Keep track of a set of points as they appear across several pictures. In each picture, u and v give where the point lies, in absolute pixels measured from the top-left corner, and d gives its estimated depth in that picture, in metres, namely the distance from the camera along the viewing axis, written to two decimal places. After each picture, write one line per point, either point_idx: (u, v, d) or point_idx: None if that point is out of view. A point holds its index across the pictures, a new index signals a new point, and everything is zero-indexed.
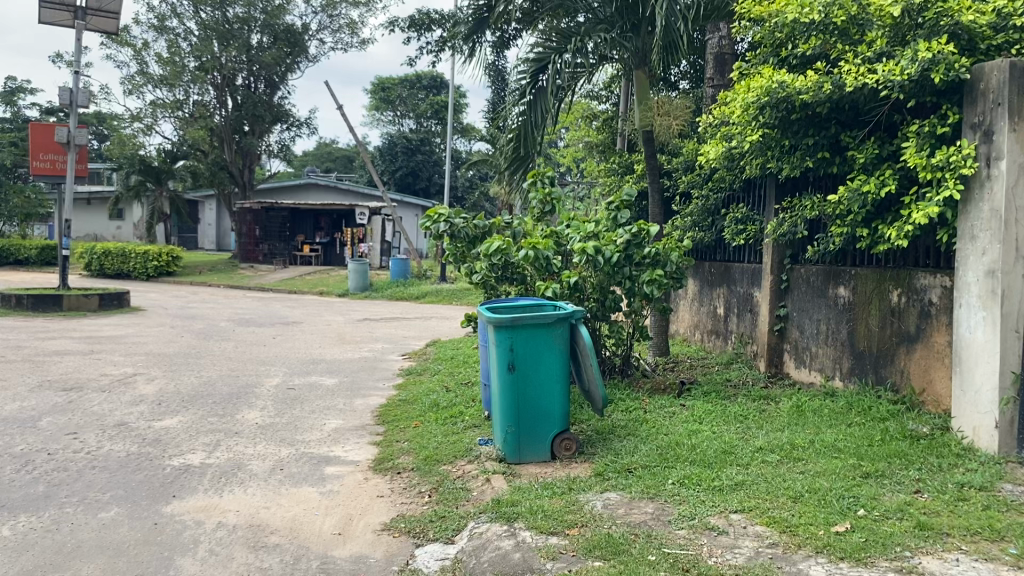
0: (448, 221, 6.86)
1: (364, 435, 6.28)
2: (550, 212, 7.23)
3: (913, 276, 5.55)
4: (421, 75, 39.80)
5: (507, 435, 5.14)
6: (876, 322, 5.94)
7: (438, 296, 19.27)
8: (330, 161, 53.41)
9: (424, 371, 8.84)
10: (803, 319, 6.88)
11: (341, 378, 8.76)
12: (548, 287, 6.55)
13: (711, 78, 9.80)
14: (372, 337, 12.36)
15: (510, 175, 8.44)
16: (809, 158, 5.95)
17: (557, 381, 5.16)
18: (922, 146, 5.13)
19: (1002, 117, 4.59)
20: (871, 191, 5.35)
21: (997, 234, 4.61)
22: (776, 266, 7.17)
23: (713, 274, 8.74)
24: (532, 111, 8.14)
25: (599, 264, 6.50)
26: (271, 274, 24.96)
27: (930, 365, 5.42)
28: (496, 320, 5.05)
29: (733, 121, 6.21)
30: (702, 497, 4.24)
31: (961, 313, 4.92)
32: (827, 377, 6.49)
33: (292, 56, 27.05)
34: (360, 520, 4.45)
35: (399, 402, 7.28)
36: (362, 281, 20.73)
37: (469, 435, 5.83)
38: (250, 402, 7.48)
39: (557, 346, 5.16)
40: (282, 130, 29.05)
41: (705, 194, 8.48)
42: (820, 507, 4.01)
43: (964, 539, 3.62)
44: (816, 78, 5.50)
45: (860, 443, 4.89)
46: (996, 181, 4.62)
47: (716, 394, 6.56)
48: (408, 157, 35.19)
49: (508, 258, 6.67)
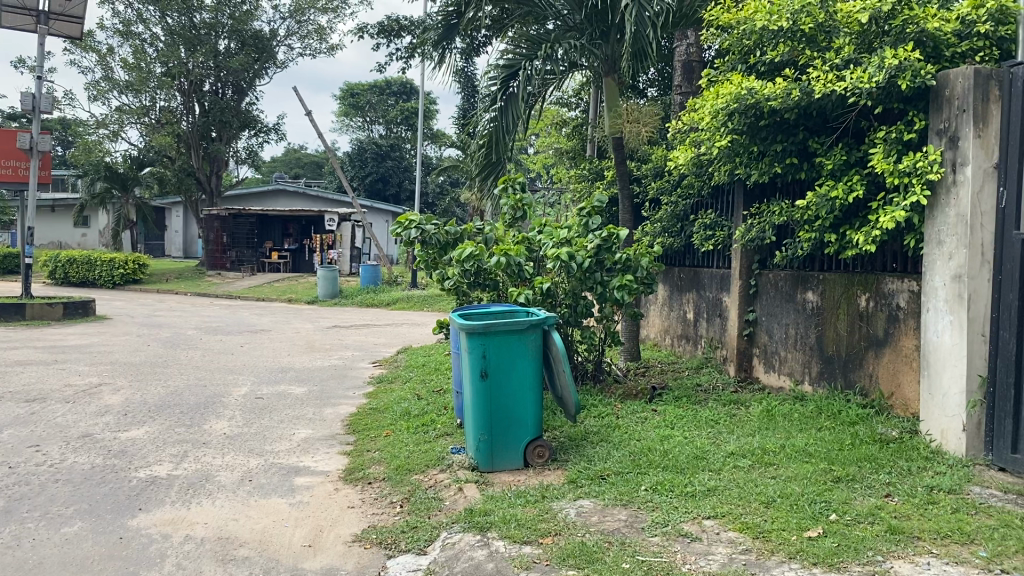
0: (419, 227, 6.80)
1: (334, 444, 6.21)
2: (522, 218, 7.24)
3: (880, 281, 5.60)
4: (391, 81, 39.71)
5: (480, 443, 5.10)
6: (844, 326, 5.99)
7: (409, 302, 19.19)
8: (299, 167, 53.06)
9: (395, 379, 8.78)
10: (772, 323, 6.92)
11: (310, 386, 8.68)
12: (520, 292, 6.53)
13: (680, 85, 9.89)
14: (342, 345, 12.25)
15: (482, 181, 8.41)
16: (777, 164, 5.95)
17: (530, 387, 5.14)
18: (889, 152, 5.18)
19: (967, 123, 4.66)
20: (839, 197, 5.40)
21: (963, 239, 4.67)
22: (745, 271, 7.21)
23: (683, 280, 8.78)
24: (503, 117, 8.10)
25: (572, 269, 6.46)
26: (239, 281, 24.71)
27: (898, 369, 5.47)
28: (469, 327, 5.01)
29: (702, 127, 6.23)
30: (675, 503, 4.23)
31: (928, 317, 4.97)
32: (797, 382, 6.54)
33: (260, 62, 26.88)
34: (331, 532, 4.40)
35: (369, 411, 7.21)
36: (332, 288, 20.59)
37: (440, 443, 5.79)
38: (218, 412, 7.37)
39: (530, 352, 5.15)
40: (250, 135, 28.86)
41: (674, 199, 8.52)
42: (793, 512, 4.02)
43: (934, 542, 3.64)
44: (784, 84, 5.54)
45: (831, 447, 4.91)
46: (962, 187, 4.68)
47: (687, 398, 6.57)
48: (378, 163, 35.05)
49: (480, 264, 6.65)
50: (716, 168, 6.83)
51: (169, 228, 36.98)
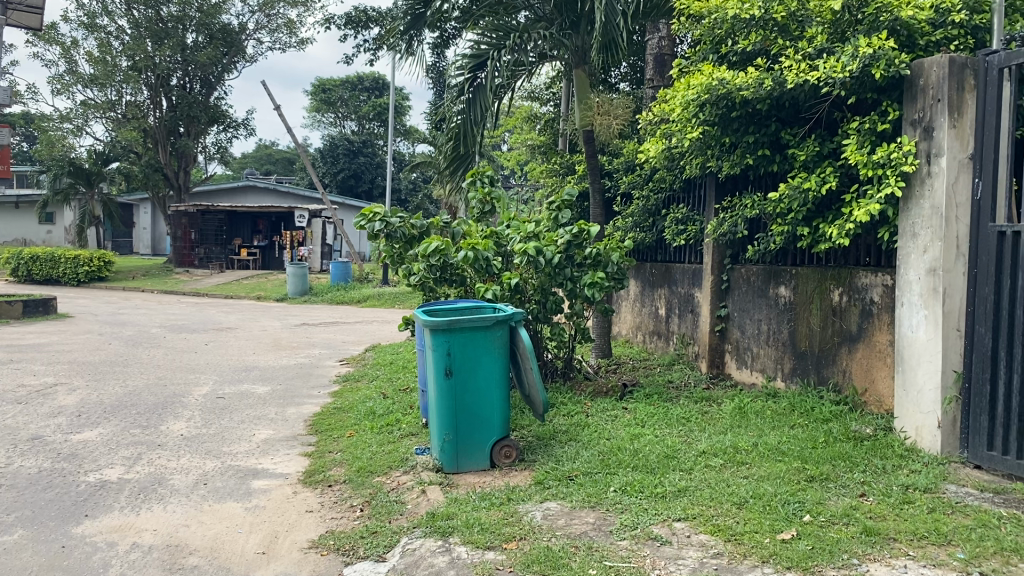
0: (383, 220, 6.57)
1: (295, 446, 6.01)
2: (490, 212, 7.05)
3: (854, 276, 5.50)
4: (363, 77, 39.35)
5: (445, 443, 4.92)
6: (817, 321, 5.89)
7: (380, 299, 18.96)
8: (270, 163, 52.47)
9: (362, 377, 8.58)
10: (744, 319, 6.81)
11: (274, 385, 8.46)
12: (487, 289, 6.31)
13: (651, 78, 9.76)
14: (309, 343, 12.01)
15: (450, 174, 8.26)
16: (749, 156, 5.82)
17: (496, 385, 4.98)
18: (863, 143, 5.07)
19: (942, 114, 4.56)
20: (812, 189, 5.28)
21: (938, 232, 4.57)
22: (716, 266, 7.09)
23: (655, 275, 8.65)
24: (471, 109, 7.95)
25: (540, 265, 6.31)
26: (208, 278, 24.31)
27: (872, 365, 5.36)
28: (432, 324, 4.83)
29: (673, 119, 6.09)
30: (644, 505, 4.08)
31: (903, 312, 4.86)
32: (769, 378, 6.43)
33: (229, 56, 26.49)
34: (287, 538, 4.21)
35: (333, 410, 7.01)
36: (302, 285, 20.30)
37: (405, 444, 5.60)
38: (177, 413, 7.13)
39: (497, 349, 5.00)
40: (219, 131, 28.45)
41: (646, 194, 8.38)
42: (766, 513, 3.89)
43: (911, 544, 3.53)
44: (756, 74, 5.40)
45: (804, 445, 4.79)
46: (936, 178, 4.58)
47: (658, 396, 6.44)
48: (350, 160, 34.70)
49: (447, 259, 6.47)
50: (688, 161, 6.70)
51: (137, 225, 36.36)
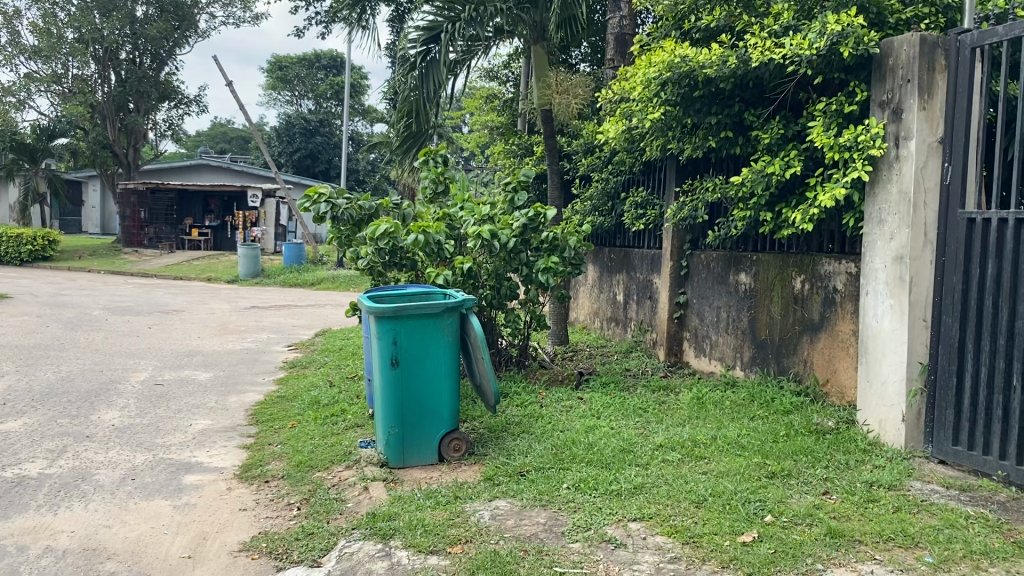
0: (329, 201, 6.24)
1: (233, 437, 5.69)
2: (444, 193, 6.77)
3: (817, 263, 5.32)
4: (320, 55, 38.61)
5: (390, 436, 4.66)
6: (778, 309, 5.71)
7: (334, 282, 18.55)
8: (224, 142, 51.37)
9: (309, 364, 8.26)
10: (703, 306, 6.63)
11: (216, 372, 8.11)
12: (439, 274, 6.01)
13: (612, 58, 9.50)
14: (257, 327, 11.62)
15: (404, 155, 7.96)
16: (711, 138, 5.60)
17: (445, 376, 4.72)
18: (829, 125, 4.88)
19: (911, 95, 4.36)
20: (776, 173, 5.08)
21: (905, 219, 4.39)
22: (675, 252, 6.89)
23: (614, 260, 8.44)
24: (424, 83, 7.57)
25: (494, 249, 6.03)
26: (157, 259, 23.65)
27: (834, 356, 5.18)
28: (377, 310, 4.54)
29: (633, 98, 5.85)
30: (598, 503, 3.85)
31: (868, 301, 4.69)
32: (728, 367, 6.26)
33: (181, 30, 25.72)
34: (216, 539, 3.91)
35: (276, 399, 6.70)
36: (254, 267, 19.81)
37: (348, 437, 5.32)
38: (110, 401, 6.76)
39: (447, 338, 4.73)
40: (170, 107, 27.62)
41: (605, 176, 8.15)
42: (726, 512, 3.69)
43: (876, 547, 3.35)
44: (720, 52, 5.18)
45: (764, 439, 4.60)
46: (905, 162, 4.40)
47: (615, 385, 6.23)
48: (307, 139, 34.00)
49: (396, 243, 6.18)
50: (648, 142, 6.47)
51: (85, 203, 35.33)
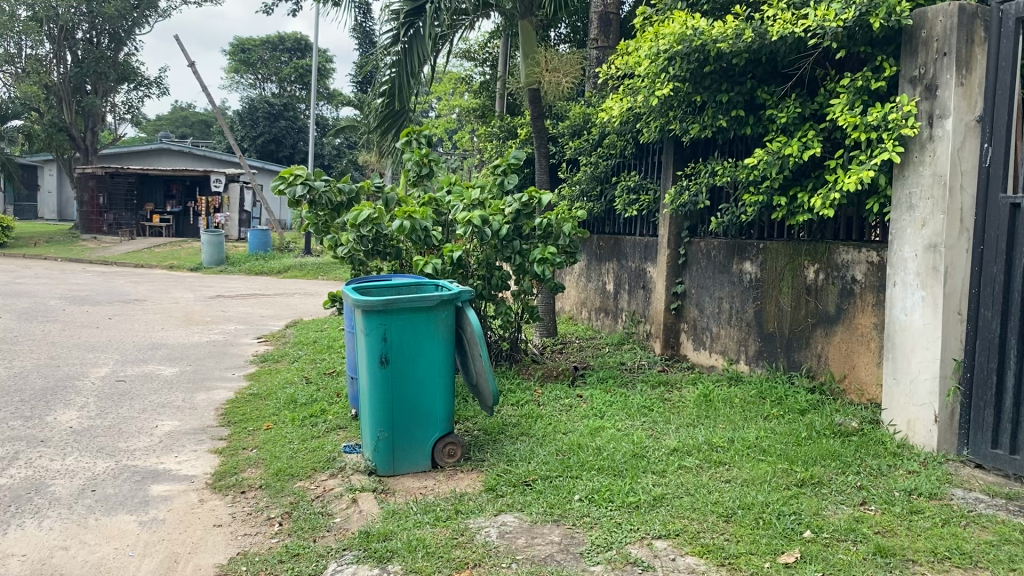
0: (306, 183, 5.70)
1: (203, 441, 5.23)
2: (428, 175, 6.34)
3: (832, 250, 4.98)
4: (284, 37, 37.73)
5: (380, 441, 4.24)
6: (788, 301, 5.37)
7: (302, 270, 17.99)
8: (185, 126, 50.17)
9: (282, 358, 7.80)
10: (702, 296, 6.29)
11: (183, 367, 7.61)
12: (427, 262, 5.60)
13: (596, 38, 9.02)
14: (223, 318, 11.09)
15: (381, 136, 7.52)
16: (721, 118, 5.24)
17: (440, 375, 4.32)
18: (854, 102, 4.53)
19: (948, 70, 4.02)
20: (793, 154, 4.74)
21: (939, 203, 4.06)
22: (673, 239, 6.53)
23: (603, 247, 8.07)
24: (407, 57, 7.10)
25: (486, 237, 5.62)
26: (117, 246, 22.84)
27: (852, 351, 4.85)
28: (365, 303, 4.12)
29: (638, 73, 5.48)
30: (617, 518, 3.47)
31: (895, 292, 4.37)
32: (731, 361, 5.92)
33: (140, 9, 24.90)
34: (189, 563, 3.47)
35: (249, 397, 6.24)
36: (217, 254, 19.16)
37: (331, 440, 4.89)
38: (67, 399, 6.24)
39: (442, 333, 4.32)
40: (129, 89, 26.74)
41: (593, 160, 7.76)
42: (759, 528, 3.34)
43: (933, 568, 3.01)
44: (735, 24, 4.82)
45: (786, 442, 4.26)
46: (940, 143, 4.07)
47: (614, 380, 5.86)
48: (271, 123, 33.14)
49: (379, 230, 5.75)
50: (647, 122, 6.10)
51: (41, 188, 34.21)
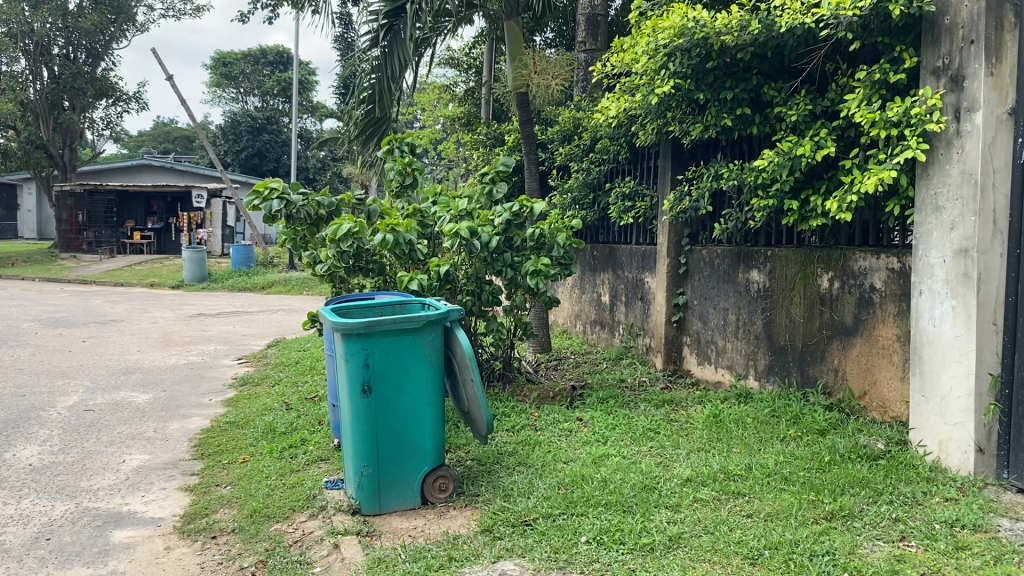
0: (283, 197, 5.26)
1: (173, 477, 4.82)
2: (412, 185, 5.97)
3: (848, 257, 4.64)
4: (266, 50, 37.31)
5: (363, 477, 3.85)
6: (800, 312, 5.02)
7: (287, 286, 17.56)
8: (167, 142, 49.63)
9: (262, 381, 7.39)
10: (705, 307, 5.94)
11: (157, 393, 7.19)
12: (412, 279, 5.22)
13: (583, 41, 8.69)
14: (203, 338, 10.67)
15: (363, 145, 7.13)
16: (725, 117, 4.90)
17: (428, 403, 3.94)
18: (871, 97, 4.19)
19: (976, 58, 3.69)
20: (805, 154, 4.40)
21: (970, 204, 3.72)
22: (673, 248, 6.18)
23: (597, 257, 7.72)
24: (388, 61, 6.74)
25: (475, 250, 5.24)
26: (97, 264, 22.34)
27: (872, 364, 4.51)
28: (345, 326, 3.74)
29: (636, 72, 5.14)
30: (630, 563, 3.09)
31: (921, 302, 4.02)
32: (738, 376, 5.57)
33: (117, 24, 24.49)
34: None
35: (225, 426, 5.84)
36: (199, 270, 18.71)
37: (311, 475, 4.50)
38: (29, 433, 5.82)
39: (429, 357, 3.95)
40: (108, 105, 26.27)
41: (584, 166, 7.42)
42: (791, 571, 2.97)
43: None
44: (739, 15, 4.52)
45: (809, 468, 3.90)
46: (969, 138, 3.73)
47: (614, 399, 5.50)
48: (254, 137, 32.66)
49: (361, 245, 5.37)
50: (644, 124, 5.76)
51: (21, 207, 33.65)
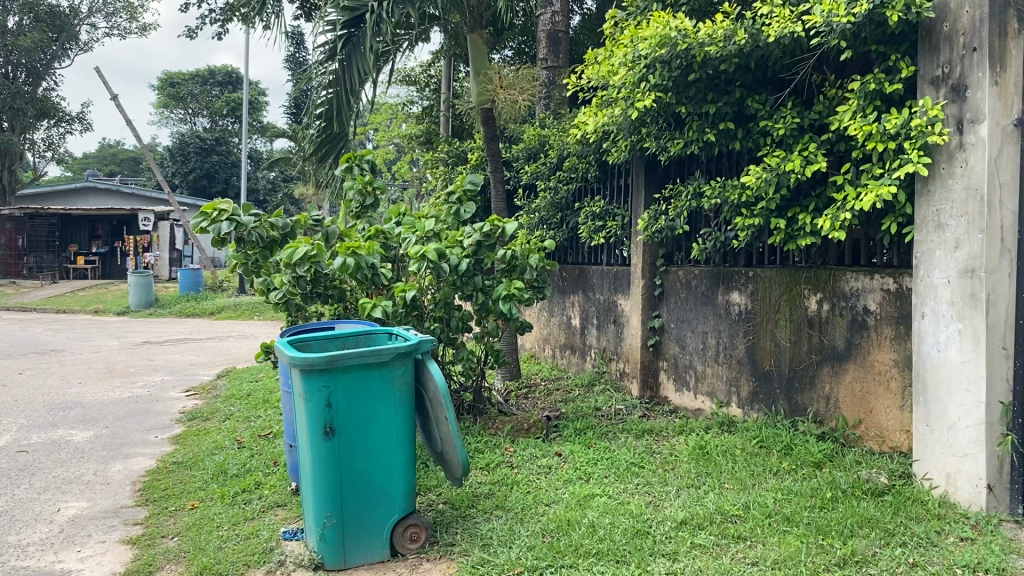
0: (233, 219, 4.83)
1: (114, 527, 4.37)
2: (373, 206, 5.62)
3: (838, 277, 4.40)
4: (214, 70, 36.63)
5: (325, 528, 3.48)
6: (786, 336, 4.77)
7: (237, 311, 17.00)
8: (113, 164, 48.46)
9: (212, 416, 6.93)
10: (683, 331, 5.67)
11: (98, 430, 6.69)
12: (375, 305, 4.86)
13: (545, 58, 8.42)
14: (150, 368, 10.12)
15: (318, 163, 6.78)
16: (708, 132, 4.66)
17: (397, 444, 3.58)
18: (864, 109, 3.97)
19: (979, 66, 3.48)
20: (795, 170, 4.17)
21: (976, 221, 3.49)
22: (648, 269, 5.92)
23: (566, 279, 7.44)
24: (346, 73, 6.41)
25: (443, 273, 4.87)
26: (38, 290, 21.45)
27: (868, 392, 4.26)
28: (304, 361, 3.36)
29: (613, 84, 4.89)
30: None
31: (924, 325, 3.78)
32: (720, 404, 5.29)
33: (59, 43, 23.74)
34: None
35: (172, 467, 5.39)
36: (147, 296, 18.02)
37: (267, 524, 4.10)
38: None
39: (398, 393, 3.59)
40: (50, 126, 25.42)
41: (552, 185, 7.14)
42: None
43: None
44: (724, 24, 4.29)
45: (811, 507, 3.61)
46: (973, 151, 3.51)
47: (592, 430, 5.19)
48: (203, 158, 31.90)
49: (318, 270, 4.95)
50: (618, 140, 5.51)
51: None
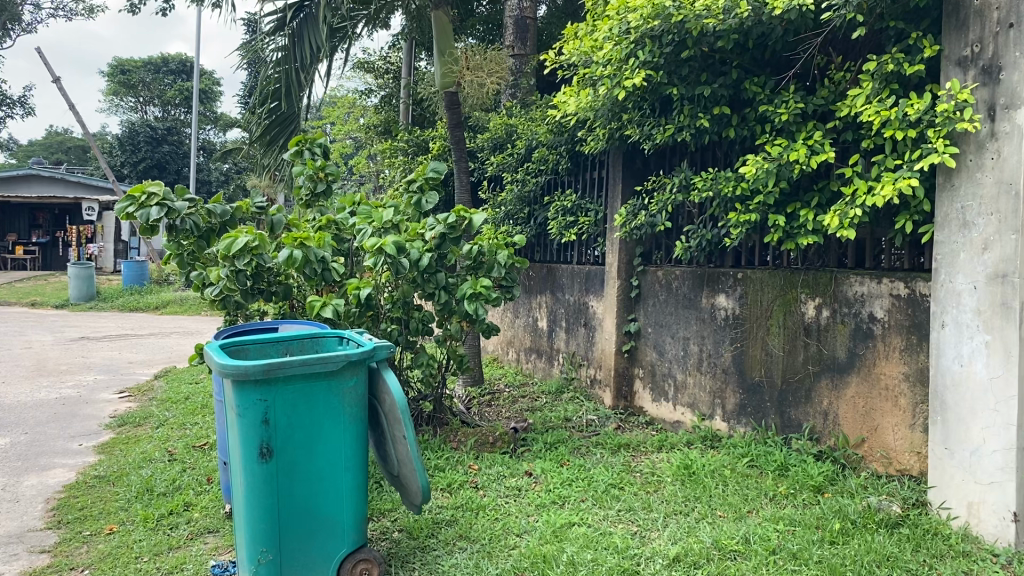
0: (164, 204, 4.23)
1: (15, 555, 3.78)
2: (325, 194, 5.08)
3: (839, 281, 3.99)
4: (167, 58, 35.53)
5: (260, 566, 2.95)
6: (778, 344, 4.34)
7: (183, 306, 16.24)
8: (60, 151, 46.86)
9: (145, 421, 6.32)
10: (661, 336, 5.23)
11: (14, 436, 6.04)
12: (325, 304, 4.33)
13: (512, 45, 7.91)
14: (84, 366, 9.42)
15: (267, 146, 6.20)
16: (700, 117, 4.22)
17: (346, 466, 3.07)
18: (879, 93, 3.56)
19: (1015, 45, 3.06)
20: (799, 160, 3.74)
21: (1008, 220, 3.08)
22: (624, 268, 5.46)
23: (533, 278, 6.98)
24: (296, 49, 5.85)
25: (402, 269, 4.36)
26: None
27: (872, 408, 3.85)
28: (237, 371, 2.81)
29: (597, 63, 4.44)
30: None
31: (943, 336, 3.37)
32: (702, 417, 4.86)
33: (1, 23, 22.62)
34: None
35: (93, 482, 4.79)
36: (88, 289, 17.15)
37: (193, 556, 3.55)
38: None
39: (348, 408, 3.08)
40: None
41: (519, 177, 6.65)
42: None
43: None
44: None
45: (819, 541, 3.18)
46: (1008, 141, 3.10)
47: (564, 444, 4.72)
48: (153, 147, 30.81)
49: (260, 263, 4.41)
50: (597, 127, 5.06)
51: None
